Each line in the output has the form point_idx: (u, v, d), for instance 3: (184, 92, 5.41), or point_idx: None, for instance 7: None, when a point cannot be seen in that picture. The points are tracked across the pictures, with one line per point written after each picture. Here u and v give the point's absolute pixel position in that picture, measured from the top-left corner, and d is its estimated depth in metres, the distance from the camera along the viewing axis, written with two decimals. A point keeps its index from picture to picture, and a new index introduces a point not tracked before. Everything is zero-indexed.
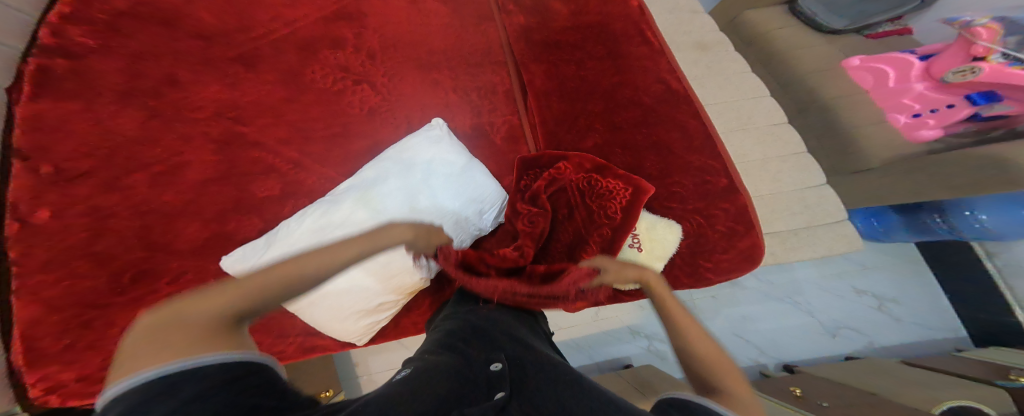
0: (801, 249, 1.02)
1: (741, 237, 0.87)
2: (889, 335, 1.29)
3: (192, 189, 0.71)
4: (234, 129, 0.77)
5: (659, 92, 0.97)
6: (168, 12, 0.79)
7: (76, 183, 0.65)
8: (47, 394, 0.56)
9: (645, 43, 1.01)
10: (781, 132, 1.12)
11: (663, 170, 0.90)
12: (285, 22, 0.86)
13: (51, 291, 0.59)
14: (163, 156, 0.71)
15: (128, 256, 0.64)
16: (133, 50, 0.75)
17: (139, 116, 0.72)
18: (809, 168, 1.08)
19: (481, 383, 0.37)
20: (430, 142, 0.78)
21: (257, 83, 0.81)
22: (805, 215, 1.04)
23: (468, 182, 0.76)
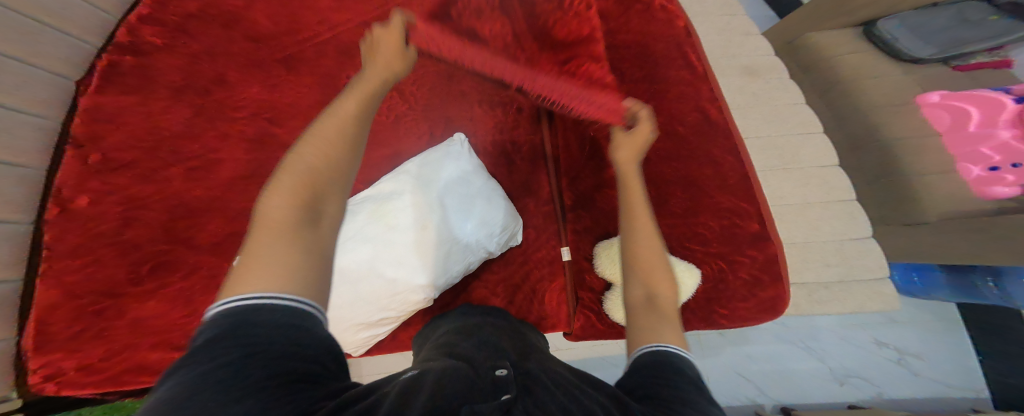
0: (832, 304, 0.95)
1: (766, 287, 0.82)
2: (902, 390, 1.22)
3: (221, 186, 0.74)
4: (268, 129, 0.79)
5: (696, 122, 0.90)
6: (230, 14, 0.82)
7: (116, 173, 0.69)
8: (45, 382, 0.60)
9: (688, 67, 0.93)
10: (828, 176, 1.02)
11: (688, 208, 0.85)
12: (326, 24, 0.87)
13: (76, 276, 0.63)
14: (200, 153, 0.75)
15: (150, 248, 0.68)
16: (192, 49, 0.79)
17: (185, 111, 0.75)
18: (855, 216, 0.98)
19: (486, 385, 0.31)
20: (449, 158, 0.77)
21: (292, 84, 0.82)
22: (840, 268, 0.96)
23: (483, 202, 0.75)
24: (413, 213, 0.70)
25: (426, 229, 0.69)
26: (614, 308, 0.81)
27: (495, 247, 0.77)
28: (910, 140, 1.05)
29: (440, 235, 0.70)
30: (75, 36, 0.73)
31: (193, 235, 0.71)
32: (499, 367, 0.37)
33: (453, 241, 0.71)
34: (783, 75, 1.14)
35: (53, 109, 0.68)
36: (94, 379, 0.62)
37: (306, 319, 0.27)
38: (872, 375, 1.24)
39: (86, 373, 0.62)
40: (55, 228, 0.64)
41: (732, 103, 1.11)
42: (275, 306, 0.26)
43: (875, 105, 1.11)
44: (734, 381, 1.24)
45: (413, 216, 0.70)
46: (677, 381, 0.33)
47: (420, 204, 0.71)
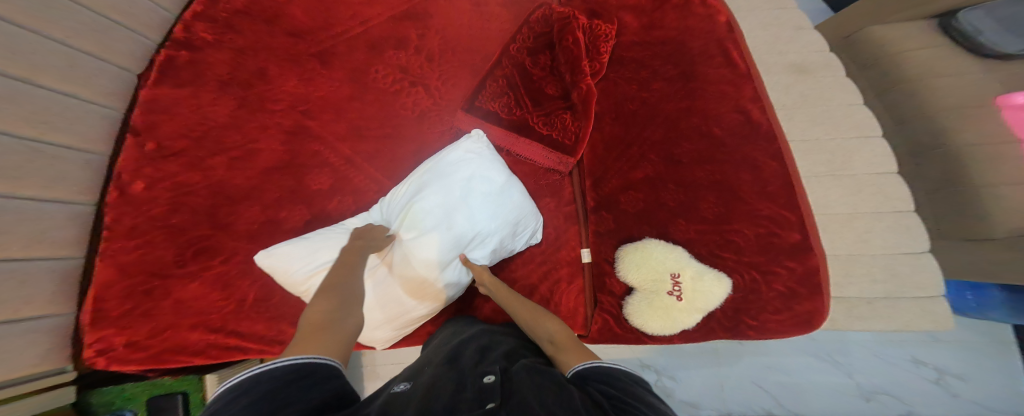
0: (875, 320, 0.88)
1: (802, 300, 0.77)
2: (938, 410, 1.12)
3: (258, 176, 0.78)
4: (302, 122, 0.82)
5: (734, 124, 0.84)
6: (272, 10, 0.85)
7: (167, 161, 0.75)
8: (99, 355, 0.67)
9: (727, 64, 0.87)
10: (883, 184, 0.92)
11: (721, 214, 0.80)
12: (359, 19, 0.88)
13: (129, 256, 0.70)
14: (241, 143, 0.79)
15: (195, 232, 0.73)
16: (238, 44, 0.82)
17: (230, 104, 0.80)
18: (912, 229, 0.89)
19: (475, 395, 0.40)
20: (470, 157, 0.76)
21: (325, 78, 0.85)
22: (888, 284, 0.88)
23: (504, 202, 0.74)
24: (436, 212, 0.69)
25: (450, 229, 0.69)
26: (635, 312, 0.78)
27: (517, 244, 0.78)
28: (985, 147, 0.94)
29: (464, 234, 0.70)
30: (140, 33, 0.78)
31: (232, 222, 0.75)
32: (488, 373, 0.46)
33: (478, 241, 0.71)
34: (838, 73, 1.04)
35: (118, 100, 0.74)
36: (141, 355, 0.69)
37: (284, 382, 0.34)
38: (903, 392, 1.15)
39: (132, 350, 0.68)
40: (116, 211, 0.71)
41: (776, 103, 1.04)
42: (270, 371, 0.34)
43: (947, 107, 0.99)
44: (748, 390, 1.19)
45: (437, 216, 0.69)
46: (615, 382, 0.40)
47: (443, 204, 0.70)
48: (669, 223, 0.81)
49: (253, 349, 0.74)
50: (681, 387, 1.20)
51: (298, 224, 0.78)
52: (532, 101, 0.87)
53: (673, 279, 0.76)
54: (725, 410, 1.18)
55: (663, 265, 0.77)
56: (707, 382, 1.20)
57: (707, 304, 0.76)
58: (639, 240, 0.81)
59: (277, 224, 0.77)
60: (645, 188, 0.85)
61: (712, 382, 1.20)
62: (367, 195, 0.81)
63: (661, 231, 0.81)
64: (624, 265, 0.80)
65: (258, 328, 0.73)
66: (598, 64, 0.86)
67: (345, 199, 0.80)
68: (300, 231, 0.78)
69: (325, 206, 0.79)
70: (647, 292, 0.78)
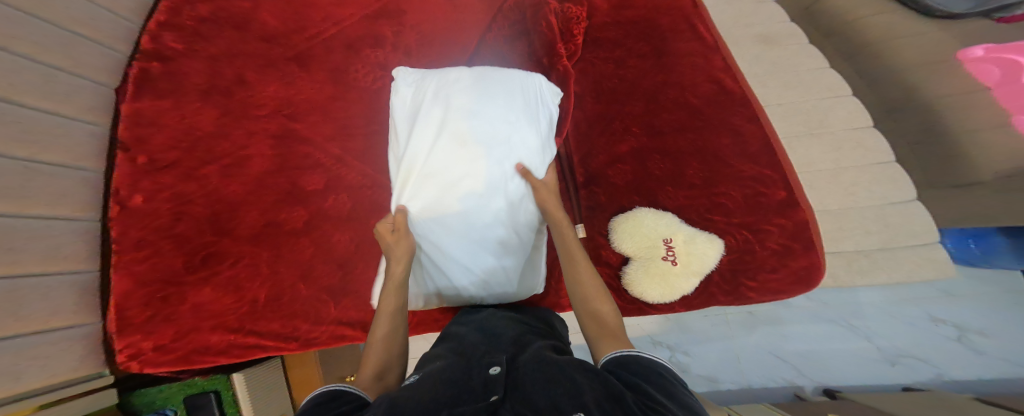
0: (873, 273, 0.90)
1: (798, 256, 0.79)
2: (963, 368, 1.16)
3: (252, 181, 0.78)
4: (288, 125, 0.82)
5: (709, 93, 0.88)
6: (240, 16, 0.84)
7: (161, 172, 0.74)
8: (130, 359, 0.70)
9: (695, 38, 0.92)
10: (862, 138, 0.96)
11: (707, 179, 0.82)
12: (331, 18, 0.88)
13: (140, 267, 0.71)
14: (230, 150, 0.78)
15: (200, 240, 0.75)
16: (211, 52, 0.80)
17: (213, 112, 0.79)
18: (895, 178, 0.92)
19: (480, 387, 0.41)
20: (426, 85, 0.75)
21: (305, 80, 0.84)
22: (882, 235, 0.90)
23: (499, 101, 0.71)
24: (446, 139, 0.69)
25: (468, 141, 0.69)
26: (632, 282, 0.79)
27: (544, 114, 0.77)
28: (958, 96, 0.97)
29: (483, 132, 0.69)
30: (108, 46, 0.77)
31: (234, 227, 0.76)
32: (493, 364, 0.47)
33: (500, 128, 0.70)
34: (803, 41, 1.08)
35: (102, 116, 0.74)
36: (168, 358, 0.71)
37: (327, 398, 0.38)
38: (928, 354, 1.17)
39: (161, 353, 0.71)
40: (121, 225, 0.72)
41: (748, 73, 1.08)
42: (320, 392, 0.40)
43: (915, 65, 1.03)
44: (766, 361, 1.22)
45: (448, 140, 0.69)
46: (637, 372, 0.41)
47: (445, 130, 0.70)
48: (658, 191, 0.83)
49: (271, 347, 0.76)
50: (697, 363, 1.22)
51: (297, 225, 0.79)
52: None
53: (665, 244, 0.78)
54: (746, 382, 1.21)
55: (656, 232, 0.78)
56: (721, 355, 1.22)
57: (703, 266, 0.78)
58: (630, 210, 0.82)
59: (277, 226, 0.78)
60: (631, 160, 0.86)
61: (728, 355, 1.22)
62: (361, 191, 0.82)
63: (651, 200, 0.83)
64: (618, 236, 0.80)
65: (273, 327, 0.76)
66: (573, 45, 0.89)
67: (339, 197, 0.81)
68: (300, 231, 0.79)
69: (321, 206, 0.80)
70: (642, 260, 0.79)
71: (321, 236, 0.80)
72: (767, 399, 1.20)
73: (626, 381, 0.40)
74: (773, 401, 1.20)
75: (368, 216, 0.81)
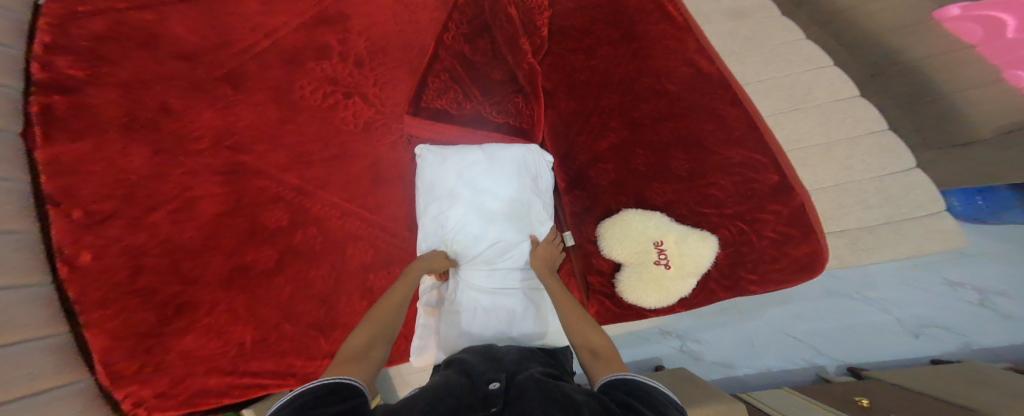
0: (881, 250, 0.84)
1: (798, 243, 0.74)
2: (990, 335, 1.11)
3: (207, 225, 0.70)
4: (235, 159, 0.74)
5: (686, 77, 0.83)
6: (144, 30, 0.76)
7: (103, 225, 0.64)
8: (136, 408, 0.62)
9: (665, 19, 0.88)
10: (849, 108, 0.90)
11: (694, 169, 0.77)
12: (272, 36, 0.83)
13: (111, 324, 0.62)
14: (176, 193, 0.70)
15: (168, 290, 0.66)
16: (120, 78, 0.71)
17: (144, 151, 0.69)
18: (891, 147, 0.87)
19: (478, 399, 0.37)
20: (440, 163, 0.74)
21: (245, 104, 0.78)
22: (884, 208, 0.85)
23: (510, 177, 0.72)
24: (469, 223, 0.69)
25: (490, 224, 0.69)
26: (626, 288, 0.75)
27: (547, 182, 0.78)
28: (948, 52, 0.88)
29: (501, 212, 0.70)
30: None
31: (200, 275, 0.68)
32: (494, 379, 0.43)
33: (517, 206, 0.71)
34: (773, 13, 1.03)
35: (16, 170, 0.61)
36: (175, 402, 0.64)
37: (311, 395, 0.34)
38: (953, 323, 1.13)
39: (167, 398, 0.63)
40: (76, 286, 0.61)
41: (722, 51, 1.03)
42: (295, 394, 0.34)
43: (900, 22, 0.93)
44: (784, 344, 1.16)
45: (472, 225, 0.69)
46: (645, 396, 0.36)
47: (467, 214, 0.70)
48: (645, 188, 0.78)
49: (273, 385, 0.69)
50: (710, 350, 1.16)
51: (268, 265, 0.71)
52: (480, 89, 0.83)
53: (657, 247, 0.73)
54: (765, 367, 1.15)
55: (645, 235, 0.73)
56: (734, 341, 1.17)
57: (698, 267, 0.73)
58: (618, 213, 0.77)
59: (246, 269, 0.70)
60: (613, 157, 0.80)
61: (742, 338, 1.17)
62: (329, 222, 0.75)
63: (638, 198, 0.77)
64: (605, 241, 0.75)
65: (267, 366, 0.68)
66: (538, 38, 0.86)
67: (308, 231, 0.74)
68: (270, 272, 0.71)
69: (289, 242, 0.73)
70: (634, 266, 0.74)
71: (294, 273, 0.72)
72: (788, 381, 1.13)
73: (627, 405, 0.35)
74: (795, 383, 1.13)
75: (342, 247, 0.75)
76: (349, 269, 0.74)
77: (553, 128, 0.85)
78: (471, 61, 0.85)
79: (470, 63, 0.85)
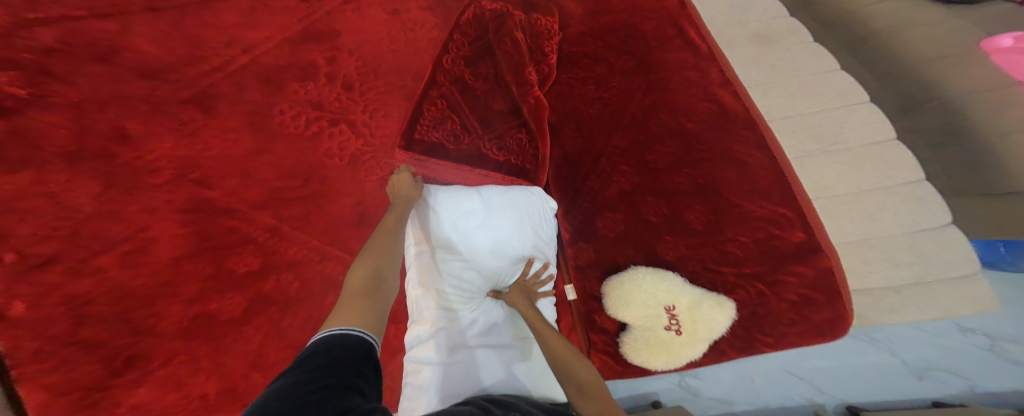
0: (908, 312, 0.70)
1: (820, 307, 0.66)
2: None
3: (163, 270, 0.62)
4: (200, 193, 0.66)
5: (707, 115, 0.75)
6: (104, 42, 0.68)
7: (41, 271, 0.56)
8: None
9: (686, 46, 0.80)
10: (883, 155, 0.76)
11: (711, 223, 0.70)
12: (251, 52, 0.76)
13: (45, 379, 0.53)
14: (130, 233, 0.62)
15: (118, 342, 0.57)
16: (69, 97, 0.63)
17: (93, 186, 0.61)
18: (929, 203, 0.72)
19: None
20: (433, 208, 0.65)
21: (215, 130, 0.70)
22: (915, 268, 0.71)
23: (513, 227, 0.65)
24: (464, 279, 0.62)
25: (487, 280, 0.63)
26: (632, 351, 0.68)
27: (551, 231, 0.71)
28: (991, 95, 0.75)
29: (502, 262, 0.63)
30: None
31: (156, 324, 0.60)
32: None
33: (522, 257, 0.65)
34: (805, 38, 0.90)
35: None
36: None
37: (338, 353, 0.28)
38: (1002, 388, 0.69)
39: None
40: (6, 337, 0.53)
41: (746, 81, 0.90)
42: (325, 343, 0.29)
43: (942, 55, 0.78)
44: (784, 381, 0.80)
45: (467, 283, 0.62)
46: None
47: (460, 270, 0.62)
48: (655, 242, 0.71)
49: None
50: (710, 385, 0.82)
51: (233, 314, 0.63)
52: (478, 121, 0.75)
53: (668, 312, 0.66)
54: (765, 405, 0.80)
55: (656, 298, 0.66)
56: (734, 377, 0.81)
57: (712, 333, 0.66)
58: (625, 270, 0.70)
59: (209, 319, 0.62)
60: (622, 207, 0.73)
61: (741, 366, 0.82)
62: (305, 267, 0.67)
63: (648, 253, 0.70)
64: (613, 302, 0.68)
65: None
66: (546, 66, 0.78)
67: (282, 276, 0.66)
68: (239, 321, 0.63)
69: (259, 289, 0.65)
70: (642, 329, 0.67)
71: (267, 323, 0.64)
72: None
73: None
74: None
75: (321, 295, 0.67)
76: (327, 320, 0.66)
77: (560, 168, 0.78)
78: (469, 89, 0.77)
79: (468, 90, 0.77)
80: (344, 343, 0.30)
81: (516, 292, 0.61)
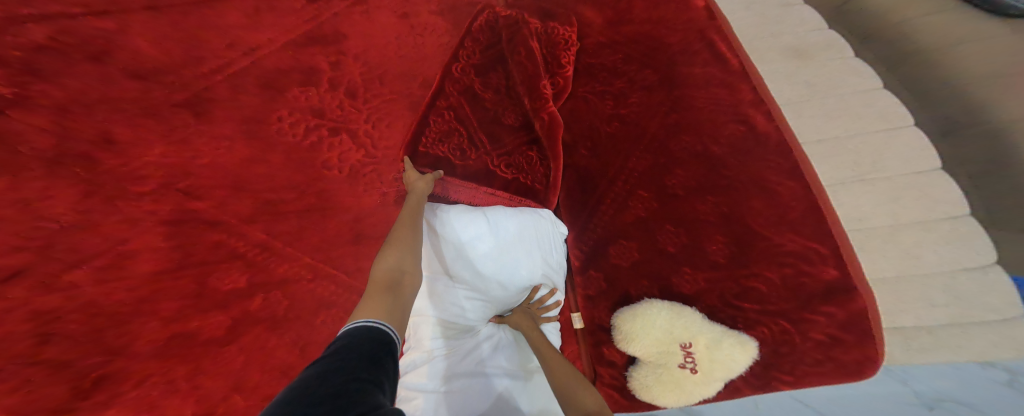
0: (943, 352, 0.60)
1: (849, 348, 0.59)
2: None
3: (143, 286, 0.58)
4: (186, 205, 0.63)
5: (735, 138, 0.69)
6: (100, 41, 0.65)
7: (9, 284, 0.51)
8: None
9: (714, 61, 0.74)
10: (926, 186, 0.69)
11: (733, 256, 0.65)
12: (252, 55, 0.73)
13: None
14: (107, 246, 0.58)
15: (84, 363, 0.52)
16: (54, 99, 0.59)
17: (72, 193, 0.58)
18: (970, 237, 0.64)
19: None
20: (436, 228, 0.62)
21: (207, 137, 0.67)
22: (955, 308, 0.61)
23: (520, 247, 0.61)
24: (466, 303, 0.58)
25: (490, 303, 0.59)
26: (640, 388, 0.62)
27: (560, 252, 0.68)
28: None
29: (507, 285, 0.59)
30: None
31: (129, 343, 0.55)
32: None
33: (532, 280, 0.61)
34: (846, 52, 0.83)
35: None
36: None
37: (365, 346, 0.29)
38: None
39: None
40: None
41: (778, 99, 0.84)
42: (351, 338, 0.30)
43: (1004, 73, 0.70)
44: None
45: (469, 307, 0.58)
46: None
47: (463, 294, 0.58)
48: (671, 273, 0.66)
49: None
50: None
51: (215, 334, 0.60)
52: (485, 135, 0.71)
53: (684, 350, 0.59)
54: None
55: (671, 334, 0.59)
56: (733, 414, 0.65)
57: (729, 372, 0.59)
58: (639, 303, 0.64)
59: (187, 339, 0.58)
60: (637, 234, 0.70)
61: None
62: (297, 285, 0.65)
63: (662, 285, 0.66)
64: (623, 335, 0.63)
65: None
66: (562, 78, 0.74)
67: (271, 295, 0.63)
68: (222, 340, 0.60)
69: (246, 308, 0.62)
70: (654, 365, 0.61)
71: (251, 344, 0.61)
72: None
73: None
74: None
75: (312, 315, 0.64)
76: (318, 342, 0.63)
77: (574, 189, 0.75)
78: (481, 101, 0.73)
79: (478, 101, 0.73)
80: (370, 336, 0.31)
81: (521, 315, 0.60)
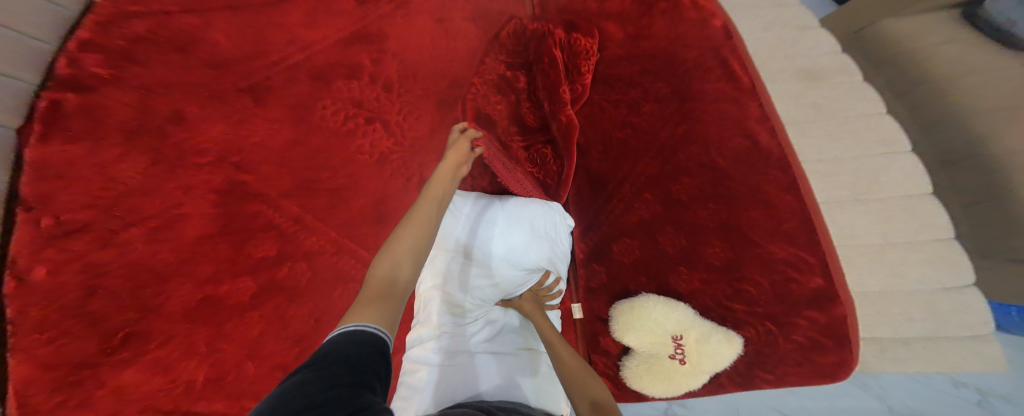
0: (910, 363, 0.68)
1: (827, 352, 0.64)
2: None
3: (186, 249, 0.65)
4: (234, 177, 0.70)
5: (740, 151, 0.71)
6: (184, 36, 0.74)
7: (72, 238, 0.59)
8: None
9: (727, 77, 0.75)
10: (914, 209, 0.73)
11: (730, 260, 0.69)
12: (306, 51, 0.79)
13: (41, 350, 0.54)
14: (162, 209, 0.65)
15: (120, 319, 0.58)
16: (142, 81, 0.69)
17: (140, 160, 0.65)
18: (953, 260, 0.70)
19: None
20: (455, 215, 0.67)
21: (261, 119, 0.74)
22: (931, 323, 0.67)
23: (532, 240, 0.65)
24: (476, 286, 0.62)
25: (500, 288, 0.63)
26: (631, 375, 0.68)
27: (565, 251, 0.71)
28: None
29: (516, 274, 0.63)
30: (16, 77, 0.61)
31: (162, 303, 0.61)
32: None
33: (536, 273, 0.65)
34: (852, 78, 0.88)
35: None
36: None
37: (363, 347, 0.30)
38: None
39: None
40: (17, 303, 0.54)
41: (784, 117, 0.87)
42: (347, 336, 0.31)
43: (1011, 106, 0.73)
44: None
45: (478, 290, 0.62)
46: None
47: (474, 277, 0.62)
48: (668, 272, 0.73)
49: None
50: None
51: (239, 299, 0.65)
52: (507, 133, 0.77)
53: (674, 342, 0.64)
54: None
55: (663, 327, 0.65)
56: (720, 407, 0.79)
57: (716, 367, 0.63)
58: (637, 297, 0.70)
59: (215, 301, 0.64)
60: (639, 234, 0.77)
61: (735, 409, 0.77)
62: (323, 258, 0.71)
63: (659, 282, 0.73)
64: (620, 327, 0.68)
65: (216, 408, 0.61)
66: (580, 86, 0.77)
67: (296, 266, 0.69)
68: (245, 306, 0.65)
69: (272, 276, 0.68)
70: (646, 355, 0.67)
71: (270, 311, 0.67)
72: None
73: None
74: None
75: (328, 289, 0.70)
76: (334, 311, 0.70)
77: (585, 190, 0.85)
78: (505, 101, 0.78)
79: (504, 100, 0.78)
80: (367, 337, 0.31)
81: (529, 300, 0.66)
